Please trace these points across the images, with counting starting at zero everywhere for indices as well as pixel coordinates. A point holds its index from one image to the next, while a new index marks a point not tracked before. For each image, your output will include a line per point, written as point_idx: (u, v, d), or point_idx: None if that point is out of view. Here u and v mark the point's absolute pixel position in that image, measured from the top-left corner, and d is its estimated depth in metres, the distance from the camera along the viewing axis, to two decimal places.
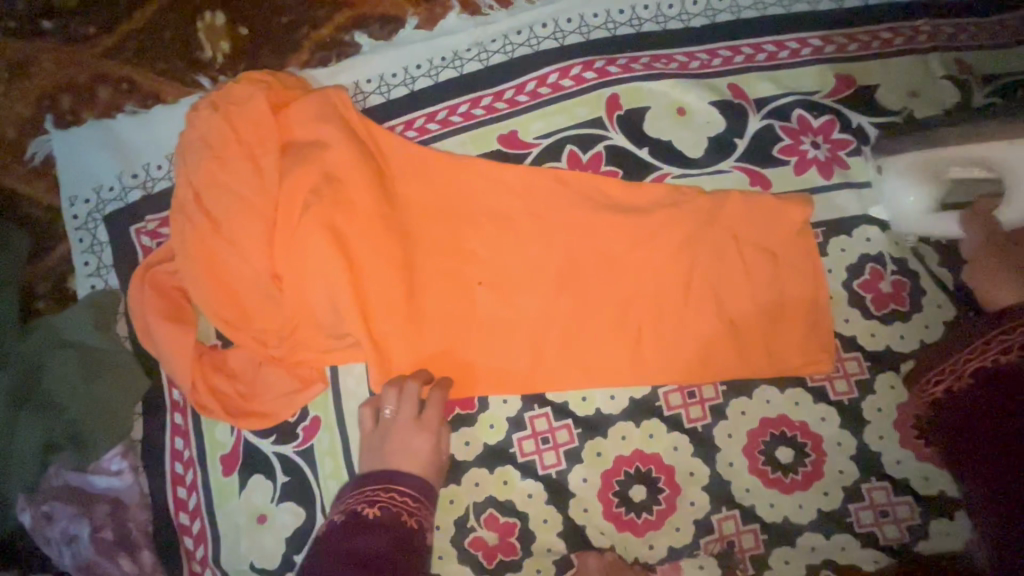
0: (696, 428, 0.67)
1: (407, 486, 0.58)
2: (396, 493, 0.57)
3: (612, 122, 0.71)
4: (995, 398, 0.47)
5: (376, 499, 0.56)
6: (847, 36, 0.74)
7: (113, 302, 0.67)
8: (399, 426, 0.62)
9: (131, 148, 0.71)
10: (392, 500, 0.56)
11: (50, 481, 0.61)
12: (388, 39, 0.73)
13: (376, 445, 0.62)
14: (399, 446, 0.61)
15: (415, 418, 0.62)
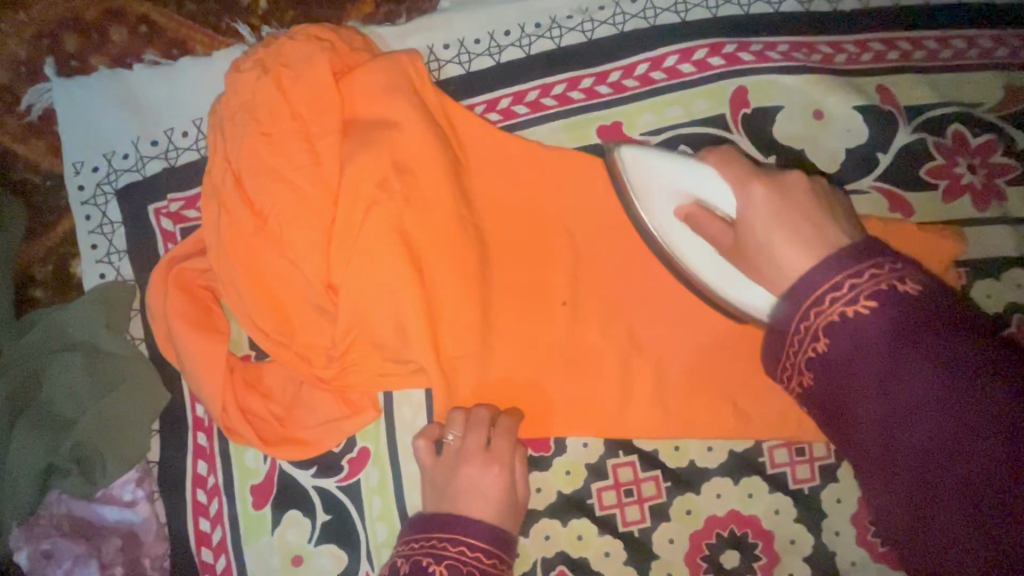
0: (802, 490, 0.58)
1: (477, 538, 0.49)
2: (464, 547, 0.48)
3: (735, 122, 0.59)
4: (929, 373, 0.33)
5: (443, 555, 0.47)
6: (1022, 37, 0.62)
7: (128, 296, 0.56)
8: (467, 460, 0.52)
9: (150, 107, 0.58)
10: (462, 556, 0.48)
11: (52, 508, 0.52)
12: None
13: (439, 481, 0.53)
14: (466, 485, 0.52)
15: (482, 450, 0.53)
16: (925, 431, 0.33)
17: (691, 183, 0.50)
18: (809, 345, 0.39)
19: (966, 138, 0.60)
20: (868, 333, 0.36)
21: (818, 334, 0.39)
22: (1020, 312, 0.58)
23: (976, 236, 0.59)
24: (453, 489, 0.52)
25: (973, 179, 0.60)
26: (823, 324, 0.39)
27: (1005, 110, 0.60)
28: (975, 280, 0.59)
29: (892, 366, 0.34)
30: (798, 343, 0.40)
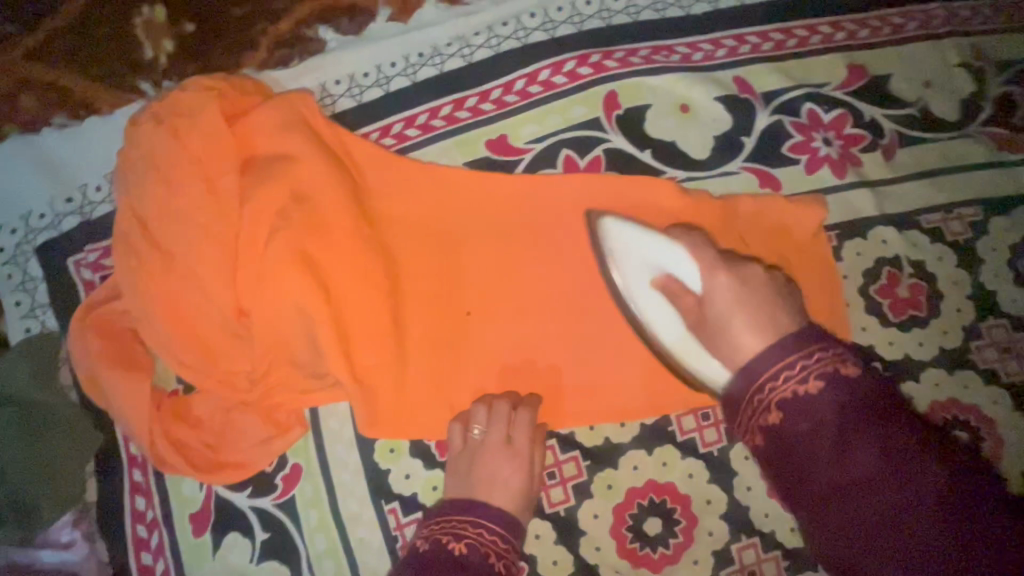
0: (711, 452, 0.62)
1: (490, 522, 0.53)
2: (485, 530, 0.52)
3: (611, 123, 0.65)
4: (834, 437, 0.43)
5: (462, 534, 0.51)
6: (858, 21, 0.68)
7: (53, 346, 0.59)
8: (490, 450, 0.57)
9: (63, 167, 0.61)
10: (480, 537, 0.51)
11: None
12: (357, 33, 0.65)
13: (465, 469, 0.58)
14: (491, 473, 0.57)
15: (505, 441, 0.58)
16: (870, 485, 0.41)
17: (665, 260, 0.56)
18: (786, 388, 0.46)
19: (819, 115, 0.67)
20: (844, 398, 0.44)
21: (809, 376, 0.46)
22: (888, 265, 0.66)
23: (840, 201, 0.66)
24: (479, 479, 0.56)
25: (830, 151, 0.66)
26: (794, 373, 0.47)
27: (850, 86, 0.67)
28: (845, 241, 0.66)
29: (846, 436, 0.43)
30: (774, 385, 0.47)
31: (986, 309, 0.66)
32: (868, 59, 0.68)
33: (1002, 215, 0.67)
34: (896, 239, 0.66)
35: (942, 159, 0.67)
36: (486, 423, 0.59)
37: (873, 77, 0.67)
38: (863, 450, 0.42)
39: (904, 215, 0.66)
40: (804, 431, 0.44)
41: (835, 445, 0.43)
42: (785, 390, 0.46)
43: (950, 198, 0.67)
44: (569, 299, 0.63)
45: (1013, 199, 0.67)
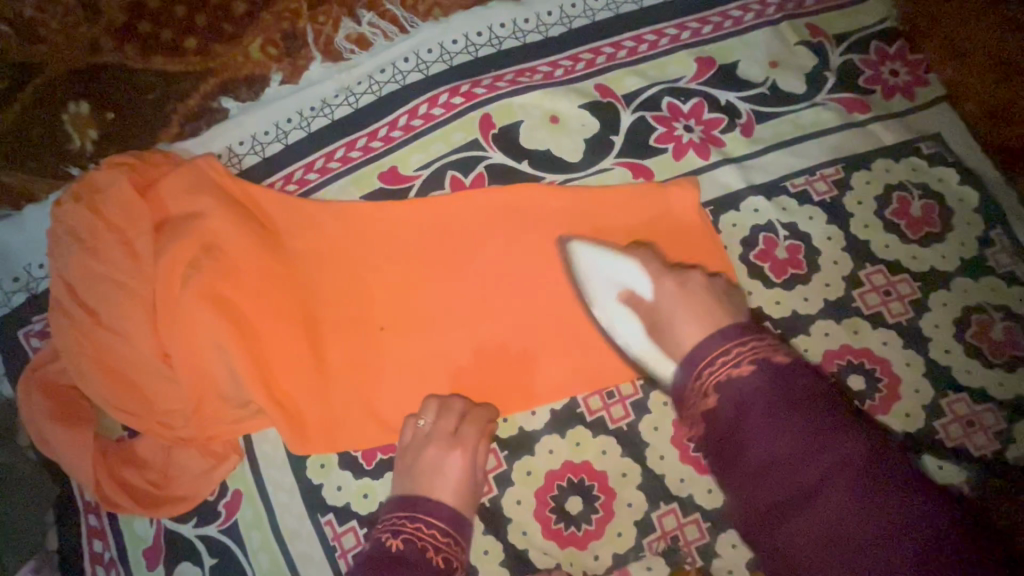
0: (621, 428, 0.66)
1: (435, 516, 0.58)
2: (424, 524, 0.57)
3: (487, 142, 0.72)
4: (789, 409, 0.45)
5: (401, 530, 0.56)
6: (701, 19, 0.76)
7: (9, 411, 0.66)
8: (434, 445, 0.61)
9: (9, 252, 0.70)
10: (418, 533, 0.56)
11: None
12: (256, 99, 0.74)
13: (411, 462, 0.62)
14: (435, 465, 0.61)
15: (450, 435, 0.62)
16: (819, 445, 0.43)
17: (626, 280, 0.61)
18: (735, 366, 0.49)
19: (678, 106, 0.73)
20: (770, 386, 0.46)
21: (737, 364, 0.49)
22: (763, 231, 0.70)
23: (710, 179, 0.71)
24: (422, 473, 0.61)
25: (692, 136, 0.72)
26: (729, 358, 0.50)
27: (702, 77, 0.74)
28: (720, 215, 0.71)
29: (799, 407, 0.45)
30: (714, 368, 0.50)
31: (863, 257, 0.69)
32: (714, 51, 0.75)
33: (862, 169, 0.71)
34: (766, 205, 0.71)
35: (796, 128, 0.73)
36: (434, 416, 0.63)
37: (722, 66, 0.74)
38: (829, 416, 0.44)
39: (771, 183, 0.71)
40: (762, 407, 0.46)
41: (803, 412, 0.45)
42: (719, 374, 0.49)
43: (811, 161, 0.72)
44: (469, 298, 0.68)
45: (869, 154, 0.72)
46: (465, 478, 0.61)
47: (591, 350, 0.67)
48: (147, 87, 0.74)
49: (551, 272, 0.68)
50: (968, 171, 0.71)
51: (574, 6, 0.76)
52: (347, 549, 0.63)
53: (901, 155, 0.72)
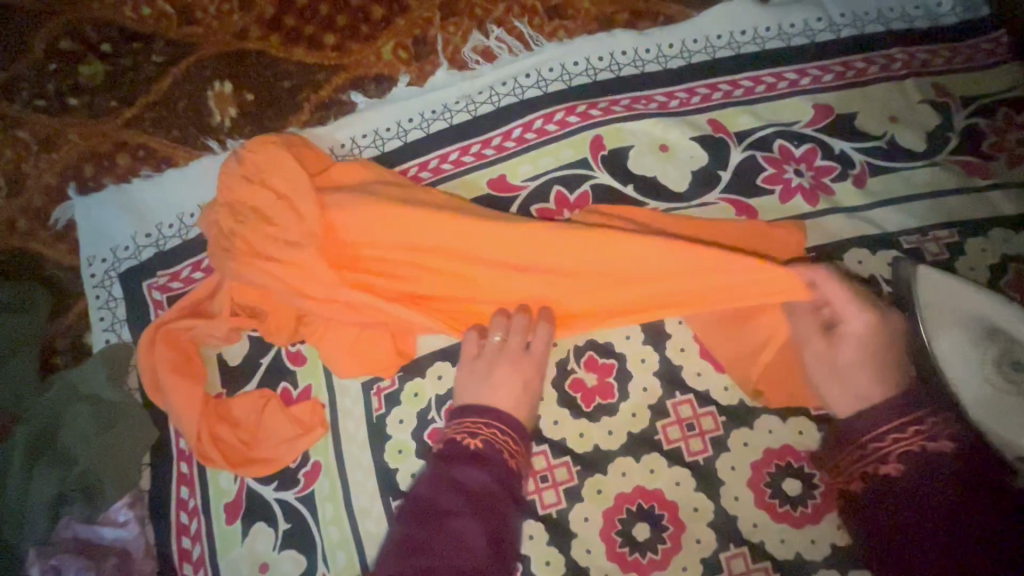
0: (697, 461, 0.65)
1: (502, 422, 0.58)
2: (498, 430, 0.57)
3: (596, 162, 0.74)
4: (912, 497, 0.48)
5: (476, 432, 0.57)
6: (822, 67, 0.76)
7: (125, 354, 0.71)
8: (506, 357, 0.62)
9: (144, 209, 0.76)
10: (493, 437, 0.57)
11: (62, 533, 0.62)
12: (383, 97, 0.78)
13: (486, 368, 0.62)
14: (496, 380, 0.61)
15: (523, 346, 0.63)
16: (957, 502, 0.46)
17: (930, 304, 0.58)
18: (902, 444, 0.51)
19: (790, 149, 0.73)
20: (920, 474, 0.49)
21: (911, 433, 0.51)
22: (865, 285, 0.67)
23: (815, 226, 0.70)
24: (490, 381, 0.61)
25: (802, 181, 0.72)
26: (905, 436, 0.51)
27: (817, 124, 0.74)
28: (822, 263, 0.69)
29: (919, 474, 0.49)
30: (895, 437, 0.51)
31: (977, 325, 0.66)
32: (833, 100, 0.75)
33: (978, 236, 0.69)
34: (870, 259, 0.68)
35: (910, 187, 0.71)
36: (504, 329, 0.64)
37: (840, 115, 0.74)
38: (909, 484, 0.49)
39: (879, 237, 0.70)
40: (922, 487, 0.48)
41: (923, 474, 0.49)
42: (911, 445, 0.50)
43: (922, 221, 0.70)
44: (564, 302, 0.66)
45: (987, 221, 0.69)
46: (528, 390, 0.63)
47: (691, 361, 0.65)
48: (285, 74, 0.80)
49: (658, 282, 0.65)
50: None
51: (695, 42, 0.78)
52: None
53: None
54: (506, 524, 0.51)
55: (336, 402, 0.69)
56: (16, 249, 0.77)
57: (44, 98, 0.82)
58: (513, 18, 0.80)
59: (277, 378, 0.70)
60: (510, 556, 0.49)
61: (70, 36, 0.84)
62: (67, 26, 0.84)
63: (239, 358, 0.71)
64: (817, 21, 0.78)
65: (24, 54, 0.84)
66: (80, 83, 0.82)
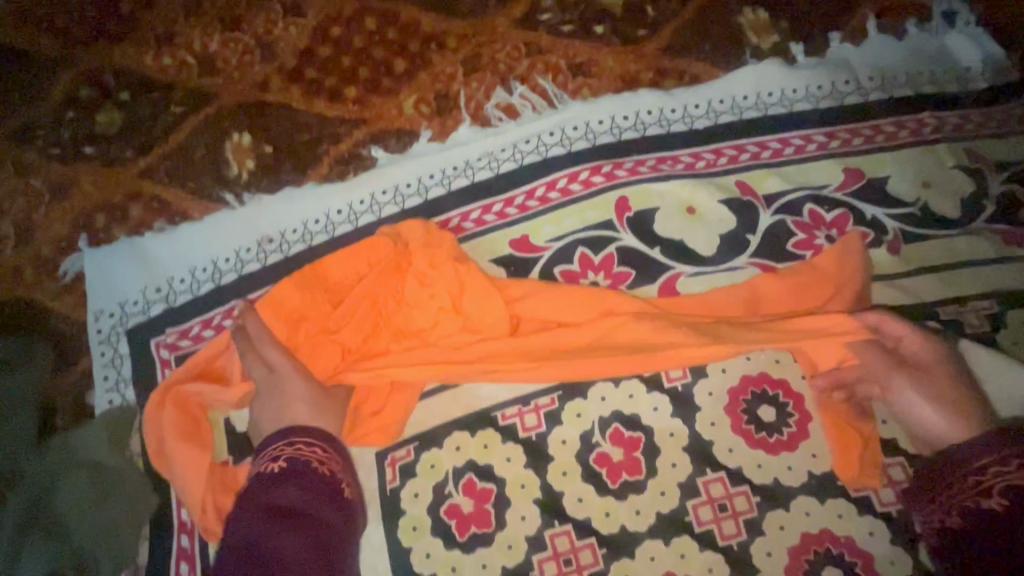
0: (731, 546, 0.62)
1: (311, 437, 0.59)
2: (303, 444, 0.59)
3: (622, 224, 0.72)
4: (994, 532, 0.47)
5: (280, 454, 0.58)
6: (851, 130, 0.75)
7: (127, 418, 0.68)
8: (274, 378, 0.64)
9: (155, 262, 0.74)
10: (300, 452, 0.58)
11: None
12: (403, 152, 0.77)
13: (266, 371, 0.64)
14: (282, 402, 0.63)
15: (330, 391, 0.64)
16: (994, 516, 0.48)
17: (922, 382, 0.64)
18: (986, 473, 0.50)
19: (821, 214, 0.71)
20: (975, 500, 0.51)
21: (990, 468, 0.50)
22: None
23: None
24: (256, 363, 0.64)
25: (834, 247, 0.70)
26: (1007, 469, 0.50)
27: (849, 187, 0.72)
28: None
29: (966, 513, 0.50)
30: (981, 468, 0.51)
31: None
32: (864, 164, 0.73)
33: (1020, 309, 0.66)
34: None
35: (948, 255, 0.69)
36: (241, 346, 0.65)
37: (872, 180, 0.72)
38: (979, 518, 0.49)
39: (914, 308, 0.67)
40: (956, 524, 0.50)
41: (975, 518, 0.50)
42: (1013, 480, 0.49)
43: None
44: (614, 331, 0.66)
45: None
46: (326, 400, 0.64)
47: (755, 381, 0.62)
48: (305, 127, 0.79)
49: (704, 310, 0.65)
50: None
51: (722, 102, 0.76)
52: None
53: None
54: (326, 523, 0.52)
55: None
56: (20, 301, 0.74)
57: (59, 145, 0.80)
58: (536, 75, 0.79)
59: None
60: (340, 552, 0.51)
61: (88, 83, 0.83)
62: (87, 73, 0.84)
63: (244, 424, 0.67)
64: (846, 83, 0.76)
65: (41, 100, 0.83)
66: (96, 131, 0.81)
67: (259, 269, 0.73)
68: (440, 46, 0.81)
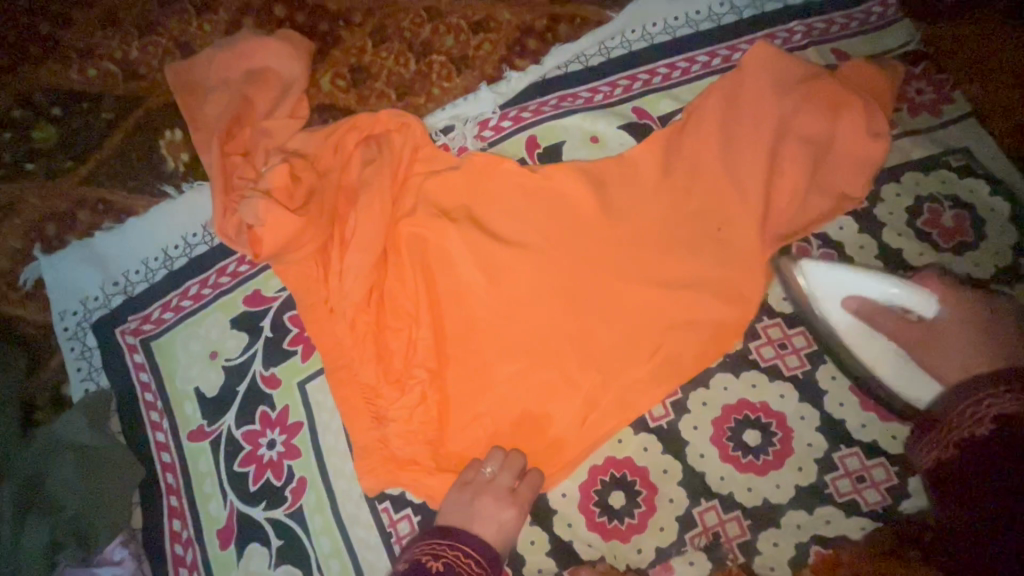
0: (661, 425, 0.70)
1: (470, 548, 0.61)
2: (464, 554, 0.60)
3: (533, 158, 0.78)
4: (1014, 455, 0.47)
5: (441, 554, 0.59)
6: (730, 47, 0.81)
7: (104, 401, 0.73)
8: (494, 493, 0.64)
9: (109, 259, 0.79)
10: (457, 558, 0.59)
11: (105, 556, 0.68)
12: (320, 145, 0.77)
13: (467, 500, 0.64)
14: (489, 514, 0.64)
15: (510, 490, 0.65)
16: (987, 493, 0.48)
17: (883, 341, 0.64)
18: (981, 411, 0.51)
19: None
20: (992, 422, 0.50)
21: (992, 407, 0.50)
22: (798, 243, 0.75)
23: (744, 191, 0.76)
24: (474, 514, 0.64)
25: None
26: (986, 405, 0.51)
27: None
28: None
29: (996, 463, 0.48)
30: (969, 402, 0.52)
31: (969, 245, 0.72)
32: None
33: (892, 182, 0.75)
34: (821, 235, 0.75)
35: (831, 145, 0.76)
36: (499, 465, 0.66)
37: None
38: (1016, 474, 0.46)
39: (829, 209, 0.73)
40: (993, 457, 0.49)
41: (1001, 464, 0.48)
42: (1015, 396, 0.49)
43: (850, 166, 0.73)
44: (625, 275, 0.71)
45: (899, 167, 0.76)
46: (506, 491, 0.65)
47: (711, 218, 0.72)
48: None
49: (660, 221, 0.72)
50: (998, 183, 0.74)
51: (612, 39, 0.83)
52: (402, 536, 0.68)
53: (933, 169, 0.75)
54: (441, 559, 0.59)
55: (314, 418, 0.72)
56: None
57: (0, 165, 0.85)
58: (441, 37, 0.85)
59: (254, 405, 0.73)
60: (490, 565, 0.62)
61: (20, 104, 0.87)
62: (17, 96, 0.87)
63: (215, 389, 0.74)
64: (720, 5, 0.83)
65: None
66: (35, 147, 0.85)
67: (207, 251, 0.78)
68: (347, 24, 0.87)
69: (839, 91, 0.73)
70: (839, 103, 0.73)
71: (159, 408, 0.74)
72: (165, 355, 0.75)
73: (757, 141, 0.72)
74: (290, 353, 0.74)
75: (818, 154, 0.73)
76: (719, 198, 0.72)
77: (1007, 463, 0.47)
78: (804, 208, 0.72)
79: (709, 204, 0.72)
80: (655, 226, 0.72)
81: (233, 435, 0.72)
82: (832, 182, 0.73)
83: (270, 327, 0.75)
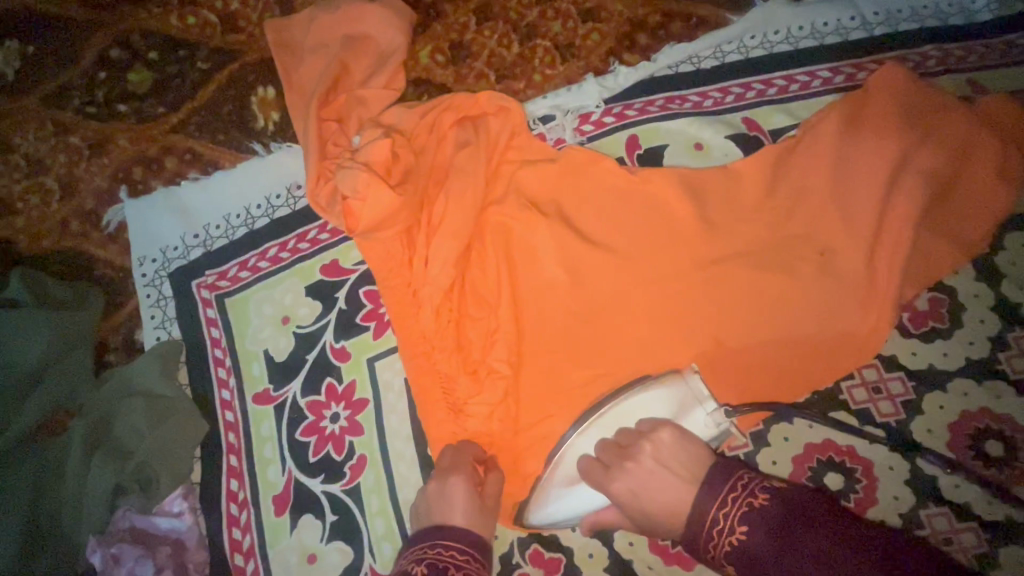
0: (736, 455, 0.69)
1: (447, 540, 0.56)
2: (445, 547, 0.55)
3: (633, 160, 0.75)
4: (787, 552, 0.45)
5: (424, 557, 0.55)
6: (856, 65, 0.76)
7: (174, 351, 0.73)
8: (437, 484, 0.62)
9: (192, 210, 0.79)
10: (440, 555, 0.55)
11: (165, 506, 0.67)
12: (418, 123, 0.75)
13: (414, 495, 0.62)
14: (442, 504, 0.61)
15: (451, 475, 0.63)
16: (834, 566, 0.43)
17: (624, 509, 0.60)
18: (730, 533, 0.49)
19: None
20: (761, 525, 0.47)
21: (734, 522, 0.49)
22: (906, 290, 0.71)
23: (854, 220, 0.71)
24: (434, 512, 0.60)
25: None
26: (740, 495, 0.50)
27: None
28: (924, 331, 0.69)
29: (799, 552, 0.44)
30: (717, 528, 0.50)
31: None
32: None
33: (1019, 231, 0.70)
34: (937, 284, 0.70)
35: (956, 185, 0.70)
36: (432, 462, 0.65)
37: None
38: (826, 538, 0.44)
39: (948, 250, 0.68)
40: (769, 555, 0.46)
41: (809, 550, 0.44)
42: (743, 503, 0.49)
43: (975, 209, 0.68)
44: (720, 294, 0.67)
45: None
46: (446, 475, 0.63)
47: (820, 245, 0.67)
48: None
49: (764, 242, 0.68)
50: None
51: (729, 43, 0.78)
52: None
53: None
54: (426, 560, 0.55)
55: (380, 398, 0.71)
56: (70, 252, 0.80)
57: (94, 105, 0.85)
58: (548, 22, 0.82)
59: (321, 376, 0.72)
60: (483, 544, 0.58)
61: (118, 44, 0.86)
62: (116, 36, 0.87)
63: (284, 354, 0.73)
64: (850, 19, 0.78)
65: (75, 61, 0.86)
66: (129, 89, 0.85)
67: (289, 214, 0.77)
68: None
69: (974, 126, 0.68)
70: (972, 140, 0.68)
71: (227, 365, 0.74)
72: (237, 313, 0.75)
73: (879, 168, 0.67)
74: (363, 329, 0.73)
75: (943, 191, 0.68)
76: (830, 224, 0.67)
77: (819, 535, 0.44)
78: (920, 248, 0.68)
79: (820, 230, 0.67)
80: (757, 246, 0.68)
81: (297, 403, 0.71)
82: (952, 223, 0.68)
83: (345, 299, 0.74)
